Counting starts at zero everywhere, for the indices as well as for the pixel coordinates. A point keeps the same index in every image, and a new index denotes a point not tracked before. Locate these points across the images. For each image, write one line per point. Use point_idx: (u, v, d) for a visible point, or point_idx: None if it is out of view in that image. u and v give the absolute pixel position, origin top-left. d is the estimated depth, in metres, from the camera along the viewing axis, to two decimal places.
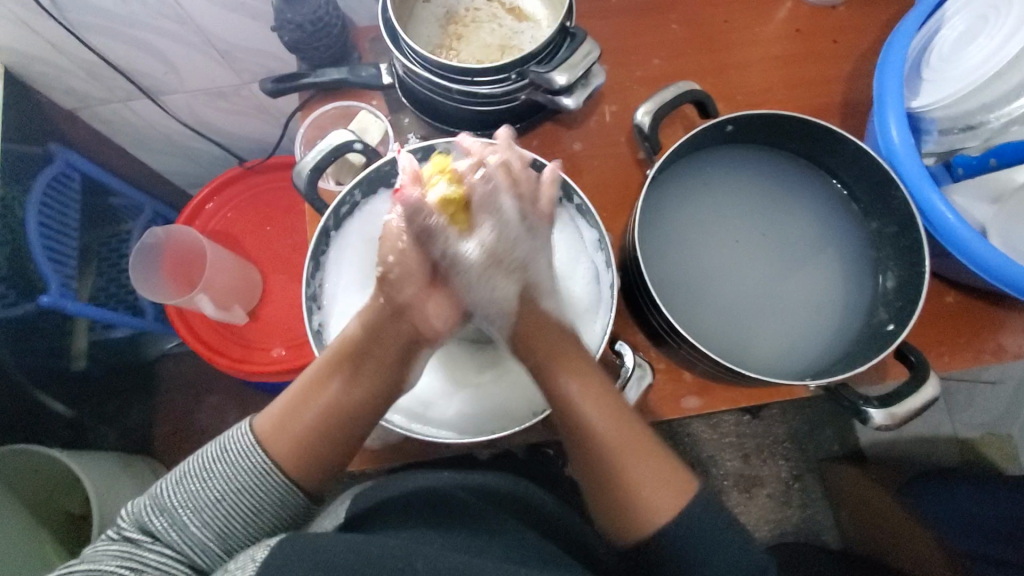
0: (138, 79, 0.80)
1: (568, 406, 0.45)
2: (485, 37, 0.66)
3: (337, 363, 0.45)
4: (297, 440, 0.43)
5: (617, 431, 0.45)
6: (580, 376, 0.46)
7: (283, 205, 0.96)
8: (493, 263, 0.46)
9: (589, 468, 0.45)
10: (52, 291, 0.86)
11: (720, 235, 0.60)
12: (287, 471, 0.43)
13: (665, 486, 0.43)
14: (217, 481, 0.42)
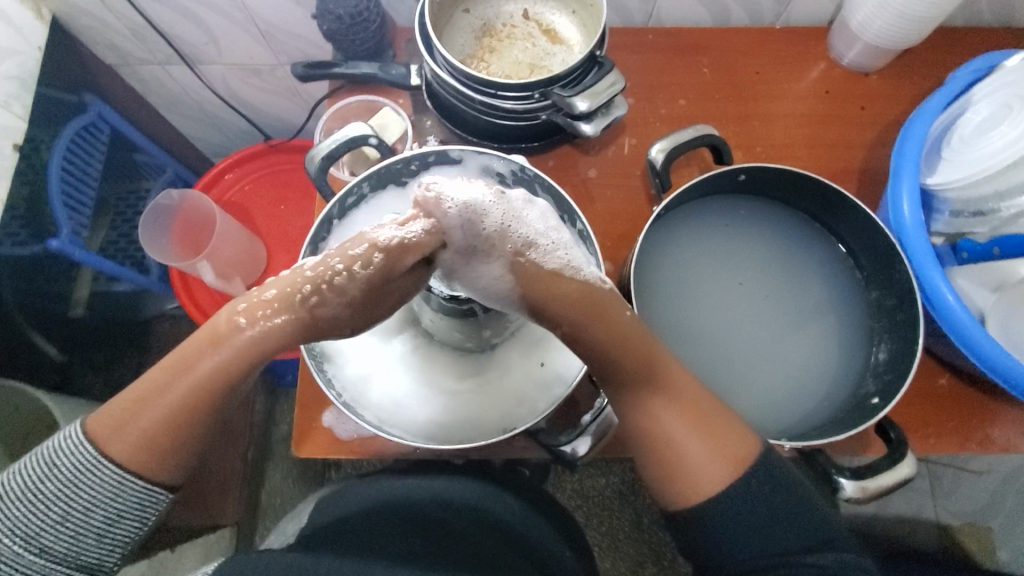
0: (178, 46, 0.82)
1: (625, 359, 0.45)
2: (517, 54, 0.67)
3: (180, 372, 0.43)
4: (143, 440, 0.42)
5: (668, 402, 0.44)
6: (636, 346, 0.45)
7: (299, 187, 0.97)
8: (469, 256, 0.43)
9: (645, 426, 0.45)
10: (62, 236, 0.88)
11: (719, 283, 0.60)
12: (142, 475, 0.42)
13: (722, 453, 0.43)
14: (51, 502, 0.41)
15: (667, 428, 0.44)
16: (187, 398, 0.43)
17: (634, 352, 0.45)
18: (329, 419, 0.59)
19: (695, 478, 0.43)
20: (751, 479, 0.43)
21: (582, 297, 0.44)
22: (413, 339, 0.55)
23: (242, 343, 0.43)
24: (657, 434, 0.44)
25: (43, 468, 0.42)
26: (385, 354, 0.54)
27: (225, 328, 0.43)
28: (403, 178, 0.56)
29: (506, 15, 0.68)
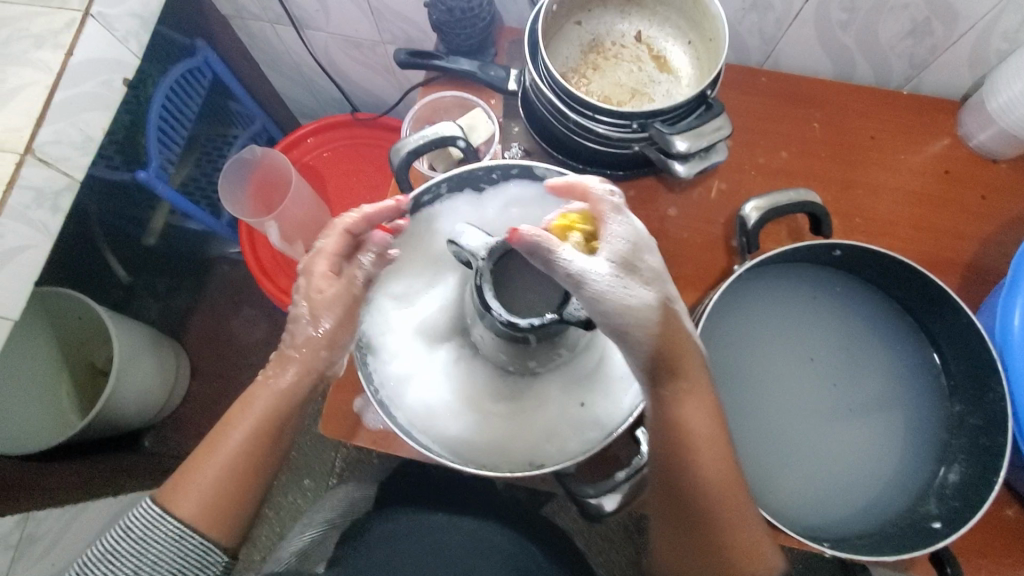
0: (290, 9, 0.84)
1: (680, 434, 0.43)
2: (620, 76, 0.64)
3: (234, 428, 0.46)
4: (203, 495, 0.44)
5: (723, 487, 0.43)
6: (718, 460, 0.43)
7: (375, 164, 0.98)
8: (629, 270, 0.43)
9: (688, 507, 0.43)
10: (149, 167, 0.91)
11: (790, 359, 0.56)
12: (205, 532, 0.43)
13: (760, 546, 0.43)
14: (124, 559, 0.42)
15: (708, 537, 0.43)
16: (235, 451, 0.45)
17: (713, 463, 0.42)
18: (360, 405, 0.60)
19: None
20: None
21: (667, 342, 0.43)
22: (458, 349, 0.54)
23: (281, 400, 0.47)
24: (704, 517, 0.42)
25: (116, 532, 0.43)
26: (428, 358, 0.53)
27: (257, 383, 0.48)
28: (481, 184, 0.55)
29: (617, 33, 0.65)
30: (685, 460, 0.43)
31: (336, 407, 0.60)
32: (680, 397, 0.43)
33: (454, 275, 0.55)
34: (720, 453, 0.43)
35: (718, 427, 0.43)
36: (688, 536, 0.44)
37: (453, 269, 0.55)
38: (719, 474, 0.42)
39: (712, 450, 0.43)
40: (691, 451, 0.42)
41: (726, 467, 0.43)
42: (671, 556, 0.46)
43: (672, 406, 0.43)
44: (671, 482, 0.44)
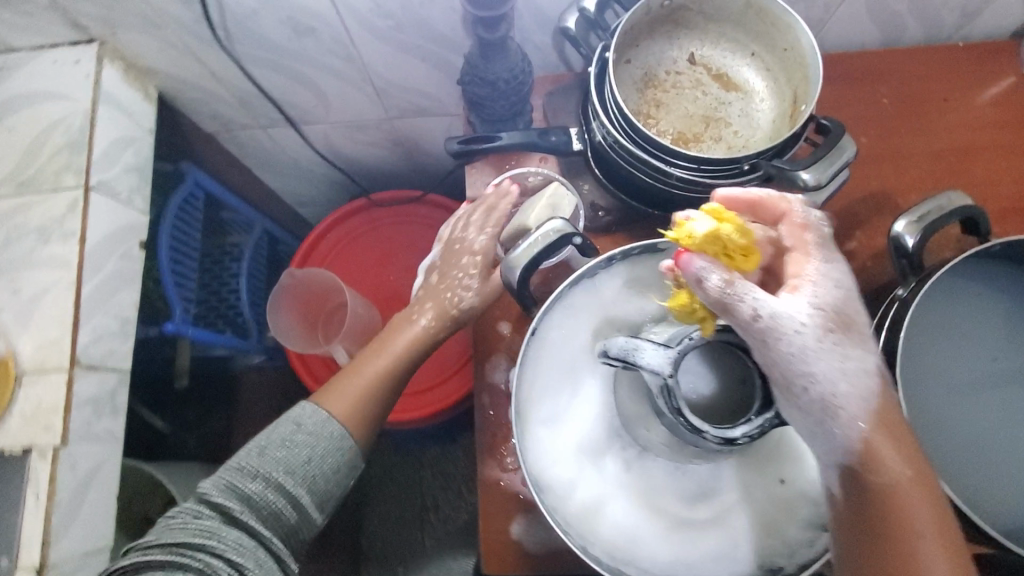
0: (285, 109, 0.77)
1: (904, 517, 0.38)
2: (687, 106, 0.59)
3: (386, 348, 0.59)
4: (361, 393, 0.56)
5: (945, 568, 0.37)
6: (944, 528, 0.38)
7: (406, 243, 0.91)
8: (840, 323, 0.41)
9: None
10: (176, 317, 0.85)
11: (975, 365, 0.51)
12: (356, 426, 0.55)
13: None
14: (298, 447, 0.51)
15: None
16: (381, 379, 0.58)
17: (933, 519, 0.38)
18: (519, 530, 0.55)
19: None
20: None
21: (897, 430, 0.40)
22: (625, 454, 0.48)
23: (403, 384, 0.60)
24: None
25: (287, 424, 0.53)
26: (601, 477, 0.47)
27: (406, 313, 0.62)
28: (599, 270, 0.50)
29: (669, 61, 0.60)
30: (899, 514, 0.38)
31: (495, 541, 0.55)
32: (880, 457, 0.39)
33: (596, 375, 0.50)
34: (935, 511, 0.39)
35: (933, 490, 0.39)
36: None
37: (591, 369, 0.50)
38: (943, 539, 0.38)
39: (934, 510, 0.39)
40: (906, 508, 0.39)
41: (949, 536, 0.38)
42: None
43: (864, 460, 0.39)
44: (878, 537, 0.39)
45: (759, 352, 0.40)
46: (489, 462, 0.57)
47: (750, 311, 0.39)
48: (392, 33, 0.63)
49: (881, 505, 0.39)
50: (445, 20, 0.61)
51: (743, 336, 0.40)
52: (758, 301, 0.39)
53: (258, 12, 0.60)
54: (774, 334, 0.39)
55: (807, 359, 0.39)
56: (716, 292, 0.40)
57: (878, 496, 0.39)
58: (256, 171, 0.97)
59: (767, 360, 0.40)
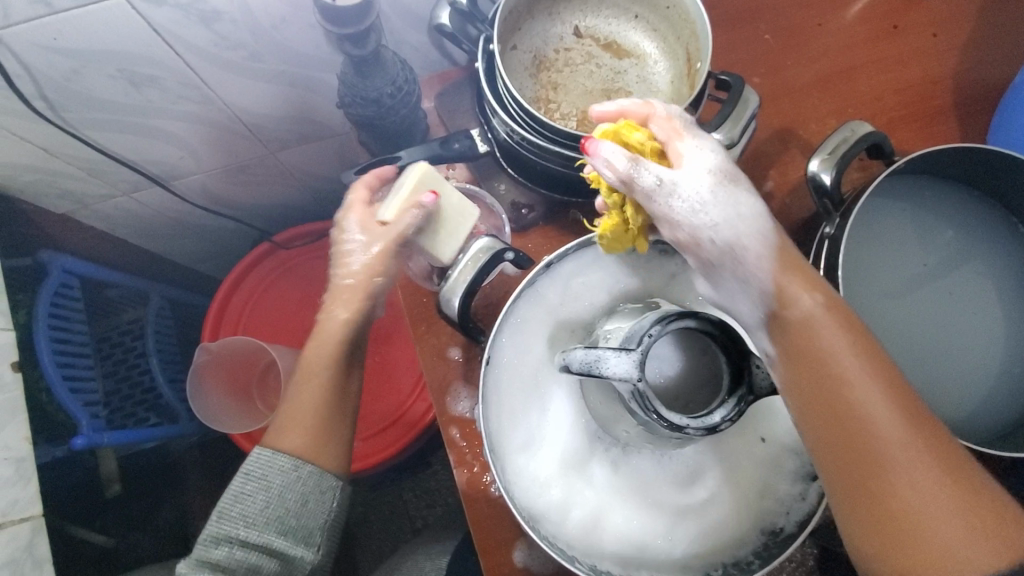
0: (147, 169, 0.67)
1: (820, 351, 0.38)
2: (584, 82, 0.57)
3: (309, 367, 0.49)
4: (300, 429, 0.47)
5: (875, 390, 0.37)
6: (861, 340, 0.38)
7: (325, 279, 0.84)
8: (731, 179, 0.43)
9: (827, 448, 0.37)
10: (83, 427, 0.75)
11: (892, 282, 0.54)
12: (313, 461, 0.47)
13: (949, 485, 0.34)
14: (255, 493, 0.45)
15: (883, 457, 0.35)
16: (319, 400, 0.48)
17: (845, 334, 0.38)
18: (522, 558, 0.52)
19: (928, 537, 0.33)
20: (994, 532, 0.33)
21: (791, 262, 0.42)
22: (609, 456, 0.47)
23: (338, 391, 0.49)
24: (860, 442, 0.36)
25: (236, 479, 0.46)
26: (591, 486, 0.46)
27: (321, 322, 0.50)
28: (537, 278, 0.47)
29: (556, 39, 0.57)
30: (820, 362, 0.38)
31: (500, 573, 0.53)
32: (788, 293, 0.40)
33: (560, 386, 0.48)
34: (854, 327, 0.39)
35: (846, 313, 0.40)
36: (854, 470, 0.36)
37: (555, 382, 0.48)
38: (862, 355, 0.38)
39: (850, 332, 0.39)
40: (820, 337, 0.39)
41: (871, 348, 0.38)
42: (851, 519, 0.36)
43: (775, 300, 0.41)
44: (816, 395, 0.38)
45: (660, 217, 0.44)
46: (475, 498, 0.54)
47: (652, 180, 0.42)
48: (248, 64, 0.55)
49: (800, 342, 0.39)
50: (305, 38, 0.54)
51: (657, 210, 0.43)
52: (653, 177, 0.42)
53: (81, 71, 0.51)
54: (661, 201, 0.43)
55: (696, 213, 0.43)
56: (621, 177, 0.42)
57: (811, 332, 0.39)
58: (133, 239, 0.86)
59: (660, 218, 0.43)
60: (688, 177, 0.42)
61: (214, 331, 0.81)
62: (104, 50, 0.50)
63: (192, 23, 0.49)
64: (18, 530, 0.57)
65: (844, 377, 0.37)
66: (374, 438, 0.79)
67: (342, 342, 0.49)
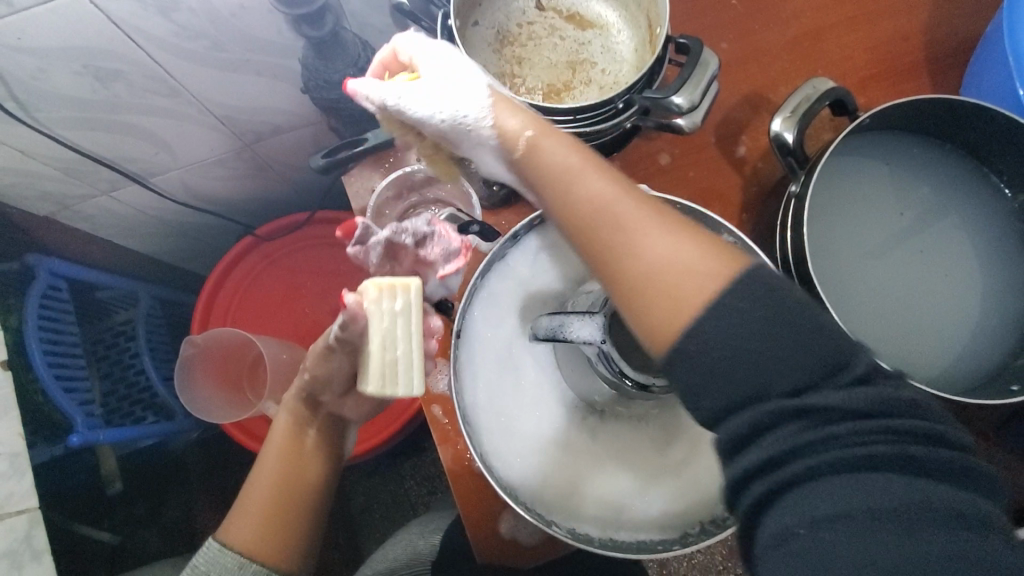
0: (124, 167, 0.68)
1: (550, 179, 0.40)
2: (549, 56, 0.56)
3: (273, 452, 0.51)
4: (253, 522, 0.48)
5: (572, 164, 0.40)
6: (612, 174, 0.39)
7: (312, 269, 0.85)
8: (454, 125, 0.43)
9: (574, 228, 0.39)
10: (78, 426, 0.76)
11: (866, 240, 0.53)
12: (259, 556, 0.47)
13: (702, 252, 0.35)
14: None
15: (630, 267, 0.36)
16: (278, 489, 0.49)
17: (594, 168, 0.39)
18: (509, 528, 0.54)
19: (673, 289, 0.34)
20: (785, 328, 0.31)
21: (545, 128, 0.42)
22: (587, 423, 0.48)
23: (297, 480, 0.50)
24: (585, 231, 0.38)
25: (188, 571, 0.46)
26: (570, 453, 0.46)
27: (292, 419, 0.52)
28: (504, 253, 0.48)
29: (518, 14, 0.57)
30: (564, 184, 0.40)
31: (488, 544, 0.54)
32: (535, 141, 0.41)
33: (534, 357, 0.49)
34: (584, 153, 0.41)
35: (585, 151, 0.41)
36: (600, 241, 0.38)
37: (529, 352, 0.49)
38: (614, 181, 0.39)
39: (602, 172, 0.40)
40: (544, 163, 0.41)
41: (621, 176, 0.39)
42: (624, 307, 0.36)
43: (524, 150, 0.41)
44: (560, 200, 0.40)
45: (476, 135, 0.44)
46: (460, 476, 0.54)
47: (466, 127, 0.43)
48: (211, 53, 0.55)
49: (556, 174, 0.40)
50: (267, 24, 0.54)
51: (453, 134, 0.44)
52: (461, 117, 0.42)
53: (46, 69, 0.52)
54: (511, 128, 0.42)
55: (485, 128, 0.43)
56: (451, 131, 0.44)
57: (535, 153, 0.41)
58: (117, 240, 0.86)
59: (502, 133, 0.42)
60: (468, 101, 0.42)
61: (203, 327, 0.81)
62: (66, 47, 0.50)
63: (151, 14, 0.49)
64: (15, 522, 0.59)
65: (596, 201, 0.38)
66: (365, 424, 0.80)
67: (297, 427, 0.52)
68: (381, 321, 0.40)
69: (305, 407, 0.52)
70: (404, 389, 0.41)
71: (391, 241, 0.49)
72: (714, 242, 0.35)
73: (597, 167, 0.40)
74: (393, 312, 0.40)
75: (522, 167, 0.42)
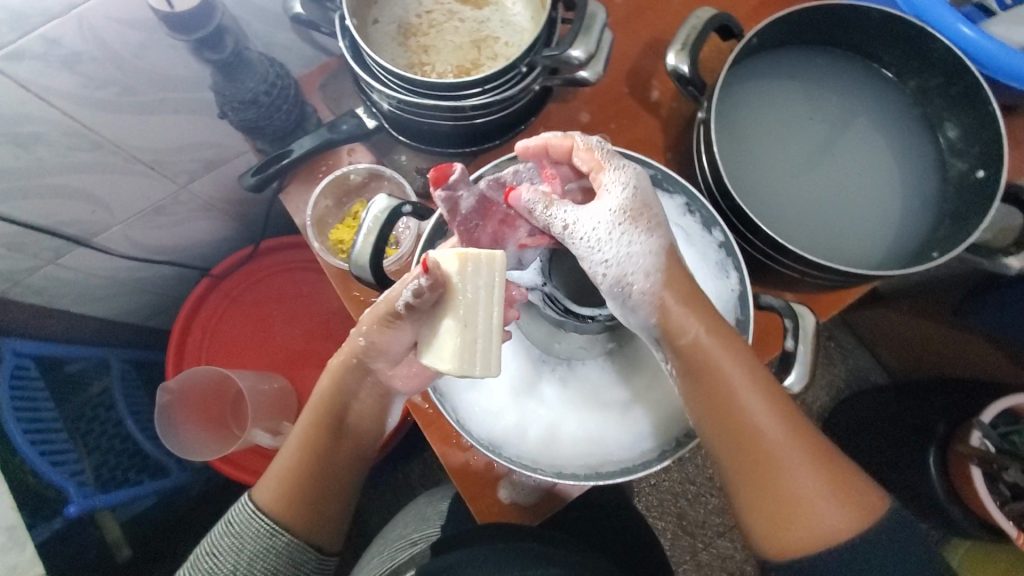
0: (66, 231, 0.67)
1: (708, 373, 0.44)
2: (452, 38, 0.58)
3: (307, 422, 0.52)
4: (278, 484, 0.51)
5: (742, 376, 0.44)
6: (766, 391, 0.44)
7: (275, 299, 0.85)
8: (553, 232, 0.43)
9: (719, 436, 0.45)
10: (73, 496, 0.77)
11: (780, 152, 0.56)
12: (285, 523, 0.50)
13: (845, 502, 0.43)
14: (232, 551, 0.50)
15: (792, 488, 0.44)
16: (306, 458, 0.51)
17: (746, 377, 0.44)
18: (508, 493, 0.55)
19: (814, 523, 0.43)
20: (870, 537, 0.42)
21: (722, 336, 0.44)
22: (557, 373, 0.50)
23: (320, 450, 0.52)
24: (738, 443, 0.44)
25: (223, 526, 0.52)
26: (544, 404, 0.49)
27: (328, 385, 0.51)
28: (445, 227, 0.49)
29: (415, 5, 0.59)
30: (727, 401, 0.44)
31: (490, 512, 0.56)
32: (681, 326, 0.44)
33: None
34: (741, 355, 0.45)
35: (731, 338, 0.45)
36: (750, 468, 0.44)
37: None
38: (762, 399, 0.44)
39: (755, 378, 0.44)
40: (711, 362, 0.44)
41: (765, 384, 0.45)
42: (749, 502, 0.45)
43: (664, 329, 0.44)
44: (709, 402, 0.44)
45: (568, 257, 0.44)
46: (449, 452, 0.56)
47: (558, 221, 0.43)
48: (124, 98, 0.56)
49: (709, 379, 0.44)
50: (169, 56, 0.55)
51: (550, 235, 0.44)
52: (559, 219, 0.42)
53: None
54: (625, 294, 0.44)
55: (592, 248, 0.42)
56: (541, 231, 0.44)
57: (698, 353, 0.44)
58: (76, 309, 0.86)
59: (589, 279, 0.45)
60: (589, 217, 0.42)
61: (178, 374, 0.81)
62: None
63: (56, 71, 0.50)
64: None
65: (746, 422, 0.44)
66: None
67: (334, 388, 0.51)
68: (467, 293, 0.40)
69: (354, 379, 0.51)
70: (482, 371, 0.40)
71: (486, 196, 0.45)
72: (839, 482, 0.44)
73: (762, 379, 0.45)
74: (481, 285, 0.40)
75: (672, 361, 0.46)
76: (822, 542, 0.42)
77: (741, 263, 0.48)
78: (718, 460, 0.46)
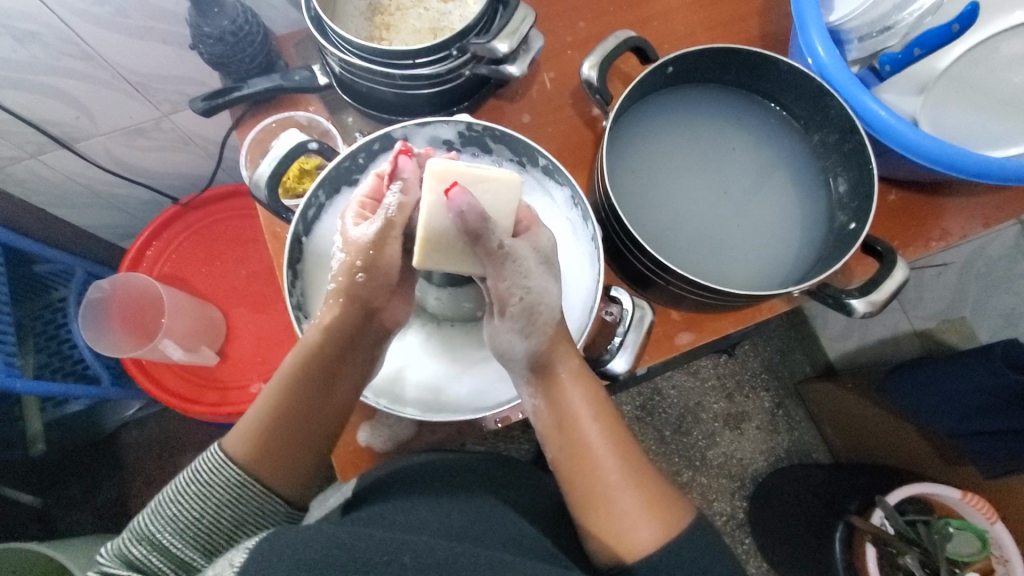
0: (50, 130, 0.75)
1: (557, 401, 0.50)
2: (414, 23, 0.64)
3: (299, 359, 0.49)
4: (247, 430, 0.47)
5: (584, 405, 0.50)
6: (604, 421, 0.49)
7: (229, 238, 0.90)
8: (497, 260, 0.47)
9: (563, 457, 0.49)
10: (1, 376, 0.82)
11: (683, 176, 0.60)
12: (260, 478, 0.46)
13: (664, 515, 0.45)
14: (193, 499, 0.44)
15: (617, 505, 0.46)
16: (297, 399, 0.49)
17: (593, 407, 0.50)
18: (365, 437, 0.58)
19: (631, 541, 0.44)
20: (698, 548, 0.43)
21: (576, 368, 0.51)
22: (425, 327, 0.58)
23: (302, 395, 0.49)
24: (577, 461, 0.48)
25: (187, 474, 0.46)
26: (408, 350, 0.56)
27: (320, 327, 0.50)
28: (354, 175, 0.54)
29: None
30: (570, 424, 0.49)
31: (345, 451, 0.58)
32: (552, 363, 0.50)
33: None
34: (589, 387, 0.51)
35: (585, 371, 0.51)
36: (587, 486, 0.47)
37: None
38: (604, 429, 0.49)
39: (595, 406, 0.50)
40: (560, 390, 0.50)
41: (606, 416, 0.50)
42: (588, 519, 0.47)
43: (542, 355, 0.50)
44: (557, 426, 0.50)
45: (492, 270, 0.48)
46: None
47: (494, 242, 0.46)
48: (116, 19, 0.63)
49: (558, 405, 0.50)
50: None
51: (491, 259, 0.47)
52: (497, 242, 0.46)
53: None
54: (531, 320, 0.49)
55: (520, 277, 0.48)
56: (463, 225, 0.45)
57: (550, 385, 0.50)
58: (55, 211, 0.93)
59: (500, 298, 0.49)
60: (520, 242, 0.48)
61: None
62: None
63: None
64: None
65: (583, 445, 0.48)
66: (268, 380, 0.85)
67: (333, 322, 0.50)
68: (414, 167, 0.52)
69: (354, 322, 0.50)
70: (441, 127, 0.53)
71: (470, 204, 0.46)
72: (663, 501, 0.46)
73: (606, 410, 0.50)
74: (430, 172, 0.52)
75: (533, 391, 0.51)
76: (636, 558, 0.43)
77: (589, 209, 0.52)
78: (566, 484, 0.49)
